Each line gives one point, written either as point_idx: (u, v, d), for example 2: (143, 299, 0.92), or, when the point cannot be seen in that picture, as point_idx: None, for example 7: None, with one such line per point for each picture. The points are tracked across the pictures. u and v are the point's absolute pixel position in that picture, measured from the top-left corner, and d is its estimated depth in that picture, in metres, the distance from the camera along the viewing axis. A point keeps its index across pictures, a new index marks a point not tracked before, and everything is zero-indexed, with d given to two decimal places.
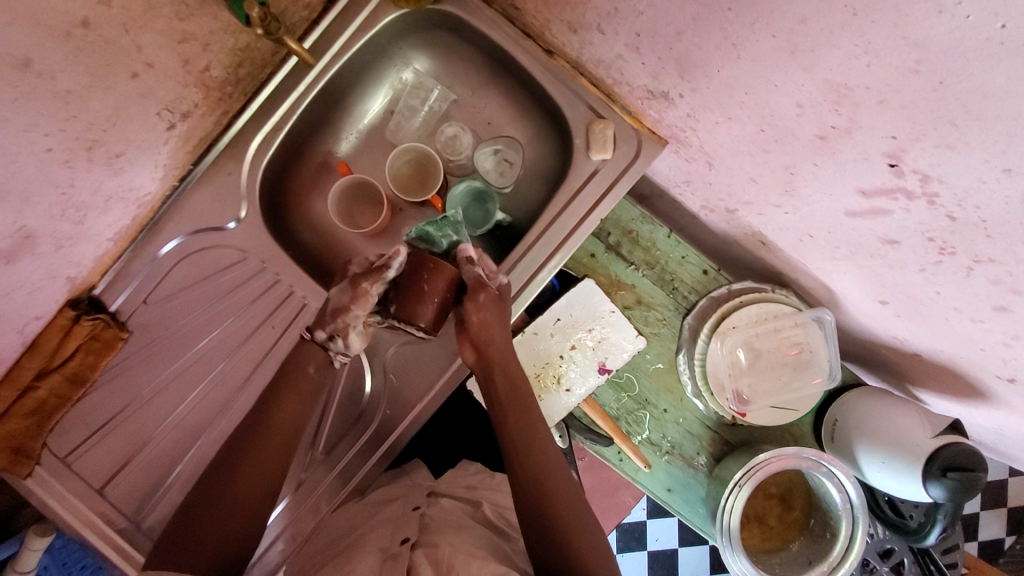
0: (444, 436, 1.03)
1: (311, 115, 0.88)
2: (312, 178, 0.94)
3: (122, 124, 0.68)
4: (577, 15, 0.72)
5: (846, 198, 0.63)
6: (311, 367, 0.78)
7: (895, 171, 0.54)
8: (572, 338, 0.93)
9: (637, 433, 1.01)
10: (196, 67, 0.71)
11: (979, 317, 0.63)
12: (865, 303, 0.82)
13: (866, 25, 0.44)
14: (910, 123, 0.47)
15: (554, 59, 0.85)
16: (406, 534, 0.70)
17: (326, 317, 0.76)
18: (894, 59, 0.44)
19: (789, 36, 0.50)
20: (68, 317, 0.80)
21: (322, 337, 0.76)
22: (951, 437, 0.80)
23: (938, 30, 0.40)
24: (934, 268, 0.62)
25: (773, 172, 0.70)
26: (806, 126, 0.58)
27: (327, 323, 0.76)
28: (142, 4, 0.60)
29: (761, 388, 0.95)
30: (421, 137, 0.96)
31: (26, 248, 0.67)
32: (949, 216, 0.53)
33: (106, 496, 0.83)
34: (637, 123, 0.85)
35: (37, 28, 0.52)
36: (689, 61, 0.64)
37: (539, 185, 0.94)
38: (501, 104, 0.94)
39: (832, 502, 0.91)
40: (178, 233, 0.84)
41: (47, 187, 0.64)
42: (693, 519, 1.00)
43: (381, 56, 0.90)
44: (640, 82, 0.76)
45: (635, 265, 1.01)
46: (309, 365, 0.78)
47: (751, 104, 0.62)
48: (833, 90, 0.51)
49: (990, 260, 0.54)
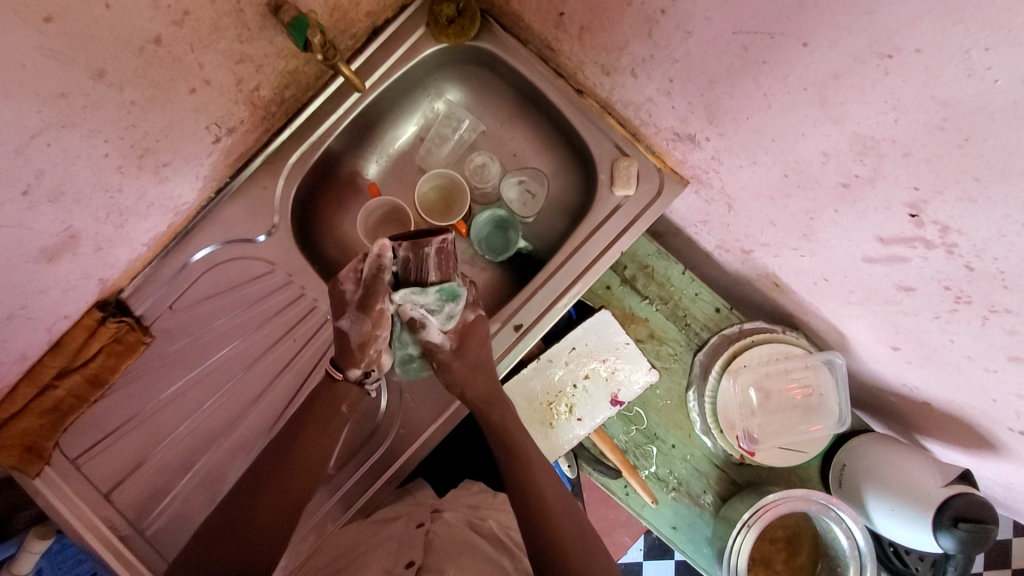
0: (451, 459, 1.02)
1: (346, 137, 0.91)
2: (341, 197, 0.96)
3: (174, 136, 0.71)
4: (612, 59, 0.76)
5: (865, 245, 0.66)
6: (344, 406, 0.81)
7: (915, 222, 0.56)
8: (586, 368, 0.94)
9: (644, 467, 1.01)
10: (248, 86, 0.75)
11: (993, 367, 0.65)
12: (876, 349, 0.83)
13: (897, 83, 0.47)
14: (934, 176, 0.51)
15: (584, 98, 0.89)
16: (410, 557, 0.71)
17: (355, 354, 0.79)
18: (922, 116, 0.47)
19: (819, 89, 0.54)
20: (95, 318, 0.81)
21: (358, 374, 0.79)
22: (962, 486, 0.80)
23: (967, 92, 0.43)
24: (948, 316, 0.64)
25: (793, 217, 0.73)
26: (830, 174, 0.61)
27: (358, 359, 0.79)
28: (210, 26, 0.63)
29: (770, 429, 0.95)
30: (450, 164, 0.99)
31: (68, 247, 0.69)
32: (966, 266, 0.56)
33: (113, 500, 0.82)
34: (660, 162, 0.88)
35: (116, 42, 0.55)
36: (719, 107, 0.67)
37: (559, 216, 0.97)
38: (528, 138, 0.98)
39: (840, 547, 0.90)
40: (209, 242, 0.85)
41: (97, 190, 0.66)
42: (697, 560, 0.99)
43: (418, 86, 0.94)
44: (667, 124, 0.79)
45: (649, 300, 1.02)
46: (344, 404, 0.81)
47: (776, 151, 0.65)
48: (859, 141, 0.55)
49: (1007, 310, 0.57)
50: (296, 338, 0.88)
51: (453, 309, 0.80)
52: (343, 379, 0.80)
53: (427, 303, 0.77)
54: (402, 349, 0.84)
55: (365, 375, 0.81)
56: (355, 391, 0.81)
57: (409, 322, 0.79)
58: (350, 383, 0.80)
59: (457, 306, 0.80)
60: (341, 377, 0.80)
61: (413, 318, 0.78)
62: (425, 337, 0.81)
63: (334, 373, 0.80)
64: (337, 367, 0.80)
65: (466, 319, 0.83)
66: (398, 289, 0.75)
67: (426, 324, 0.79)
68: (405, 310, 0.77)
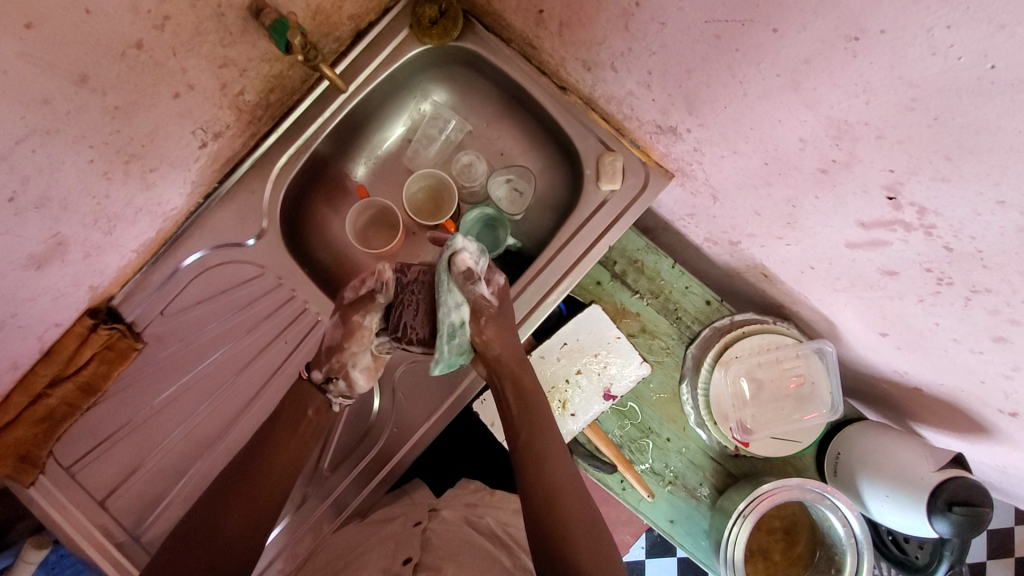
0: (447, 458, 1.02)
1: (334, 139, 0.92)
2: (330, 200, 0.97)
3: (159, 141, 0.71)
4: (592, 54, 0.77)
5: (847, 230, 0.66)
6: (310, 410, 0.78)
7: (893, 205, 0.57)
8: (578, 363, 0.95)
9: (641, 461, 1.01)
10: (232, 91, 0.76)
11: (979, 348, 0.66)
12: (865, 336, 0.84)
13: (865, 66, 0.48)
14: (907, 157, 0.51)
15: (567, 95, 0.89)
16: (407, 554, 0.71)
17: (322, 357, 0.78)
18: (891, 98, 0.48)
19: (792, 75, 0.54)
20: (86, 326, 0.81)
21: (319, 377, 0.78)
22: (954, 470, 0.80)
23: (933, 71, 0.44)
24: (932, 299, 0.65)
25: (776, 206, 0.73)
26: (809, 160, 0.62)
27: (324, 362, 0.78)
28: (192, 31, 0.64)
29: (763, 418, 0.96)
30: (437, 164, 1.00)
31: (57, 254, 0.69)
32: (946, 247, 0.56)
33: (107, 507, 0.82)
34: (645, 156, 0.89)
35: (98, 47, 0.56)
36: (697, 98, 0.68)
37: (548, 213, 0.97)
38: (515, 136, 0.99)
39: (837, 536, 0.90)
40: (199, 247, 0.86)
41: (84, 196, 0.67)
42: (696, 553, 0.99)
43: (403, 88, 0.95)
44: (649, 117, 0.80)
45: (640, 294, 1.03)
46: (309, 408, 0.78)
47: (756, 139, 0.66)
48: (834, 126, 0.55)
49: (987, 290, 0.57)
50: (288, 341, 0.88)
51: (486, 260, 0.78)
52: (306, 378, 0.79)
53: (476, 247, 0.76)
54: (448, 317, 0.74)
55: (327, 381, 0.78)
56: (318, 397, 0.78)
57: (466, 273, 0.74)
58: (311, 387, 0.78)
59: (489, 259, 0.79)
60: (304, 376, 0.79)
61: (467, 266, 0.74)
62: (478, 290, 0.75)
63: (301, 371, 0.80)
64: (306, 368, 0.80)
65: (499, 281, 0.78)
66: (456, 235, 0.74)
67: (479, 274, 0.75)
68: (462, 254, 0.73)
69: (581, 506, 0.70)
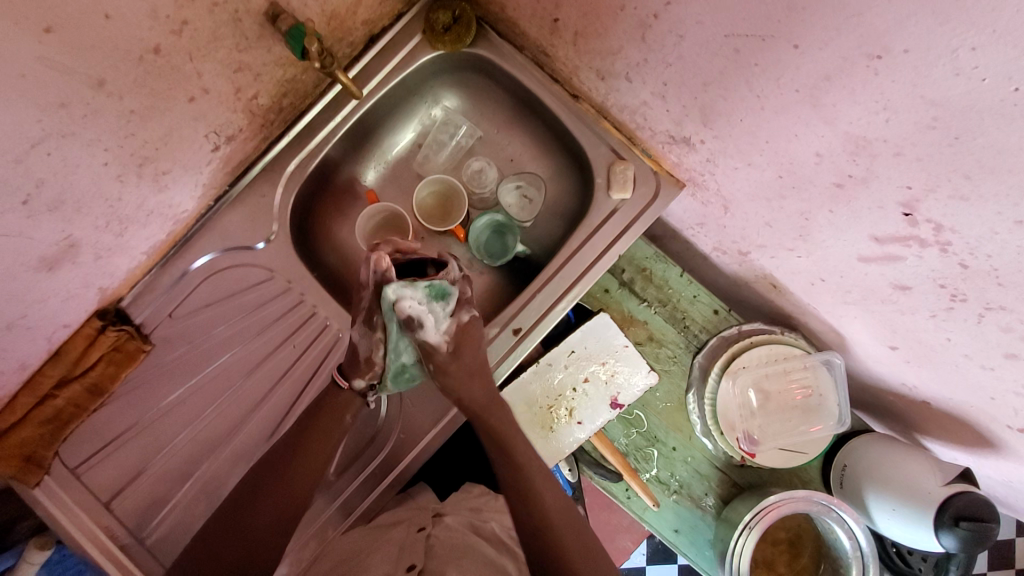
0: (452, 463, 1.02)
1: (344, 143, 0.92)
2: (339, 204, 0.97)
3: (173, 144, 0.71)
4: (607, 64, 0.77)
5: (860, 244, 0.66)
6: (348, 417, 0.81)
7: (909, 221, 0.57)
8: (585, 371, 0.94)
9: (646, 470, 1.01)
10: (246, 95, 0.76)
11: (990, 365, 0.66)
12: (875, 349, 0.83)
13: (886, 84, 0.48)
14: (925, 175, 0.51)
15: (579, 103, 0.90)
16: (410, 558, 0.71)
17: (360, 367, 0.79)
18: (912, 116, 0.48)
19: (811, 91, 0.54)
20: (95, 327, 0.81)
21: (363, 384, 0.80)
22: (962, 485, 0.80)
23: (956, 91, 0.44)
24: (945, 315, 0.65)
25: (788, 218, 0.73)
26: (824, 174, 0.62)
27: (364, 371, 0.78)
28: (208, 36, 0.64)
29: (770, 429, 0.95)
30: (448, 170, 1.00)
31: (68, 256, 0.69)
32: (961, 264, 0.56)
33: (113, 509, 0.82)
34: (656, 166, 0.89)
35: (115, 52, 0.56)
36: (713, 110, 0.68)
37: (557, 220, 0.97)
38: (525, 143, 0.99)
39: (843, 549, 0.90)
40: (209, 249, 0.86)
41: (97, 199, 0.67)
42: (700, 563, 0.99)
43: (415, 93, 0.95)
44: (663, 127, 0.80)
45: (648, 303, 1.03)
46: (348, 413, 0.81)
47: (771, 152, 0.66)
48: (852, 141, 0.55)
49: (1001, 308, 0.57)
50: (296, 344, 0.88)
51: (443, 310, 0.76)
52: (348, 389, 0.80)
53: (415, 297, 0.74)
54: (396, 359, 0.78)
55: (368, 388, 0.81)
56: (357, 401, 0.81)
57: (405, 321, 0.74)
58: (353, 394, 0.81)
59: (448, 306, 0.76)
60: (346, 386, 0.80)
61: (409, 314, 0.73)
62: (421, 338, 0.75)
63: (338, 380, 0.80)
64: (342, 377, 0.80)
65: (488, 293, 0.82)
66: (389, 284, 0.74)
67: (424, 323, 0.74)
68: (402, 304, 0.73)
69: (578, 520, 0.70)
